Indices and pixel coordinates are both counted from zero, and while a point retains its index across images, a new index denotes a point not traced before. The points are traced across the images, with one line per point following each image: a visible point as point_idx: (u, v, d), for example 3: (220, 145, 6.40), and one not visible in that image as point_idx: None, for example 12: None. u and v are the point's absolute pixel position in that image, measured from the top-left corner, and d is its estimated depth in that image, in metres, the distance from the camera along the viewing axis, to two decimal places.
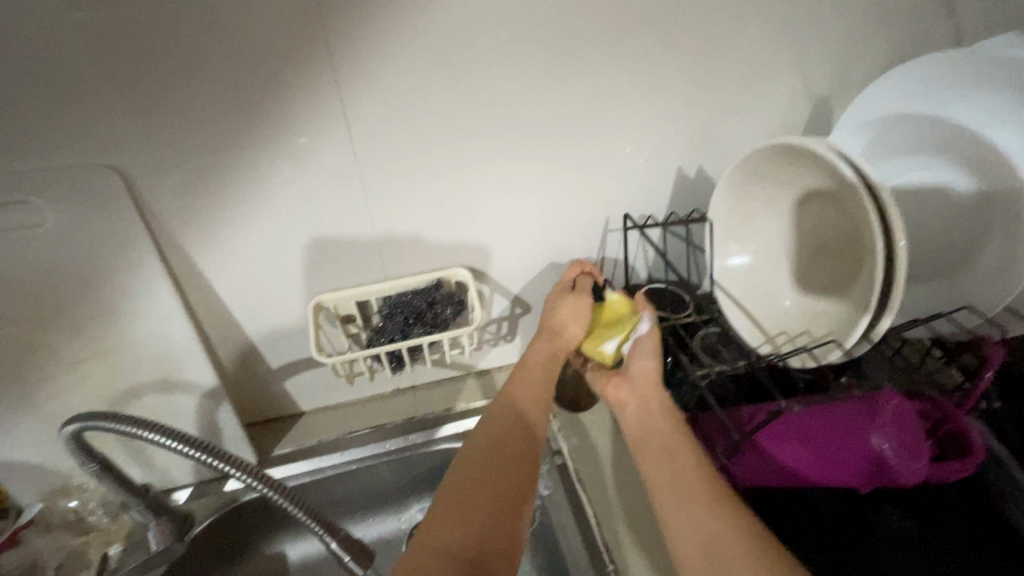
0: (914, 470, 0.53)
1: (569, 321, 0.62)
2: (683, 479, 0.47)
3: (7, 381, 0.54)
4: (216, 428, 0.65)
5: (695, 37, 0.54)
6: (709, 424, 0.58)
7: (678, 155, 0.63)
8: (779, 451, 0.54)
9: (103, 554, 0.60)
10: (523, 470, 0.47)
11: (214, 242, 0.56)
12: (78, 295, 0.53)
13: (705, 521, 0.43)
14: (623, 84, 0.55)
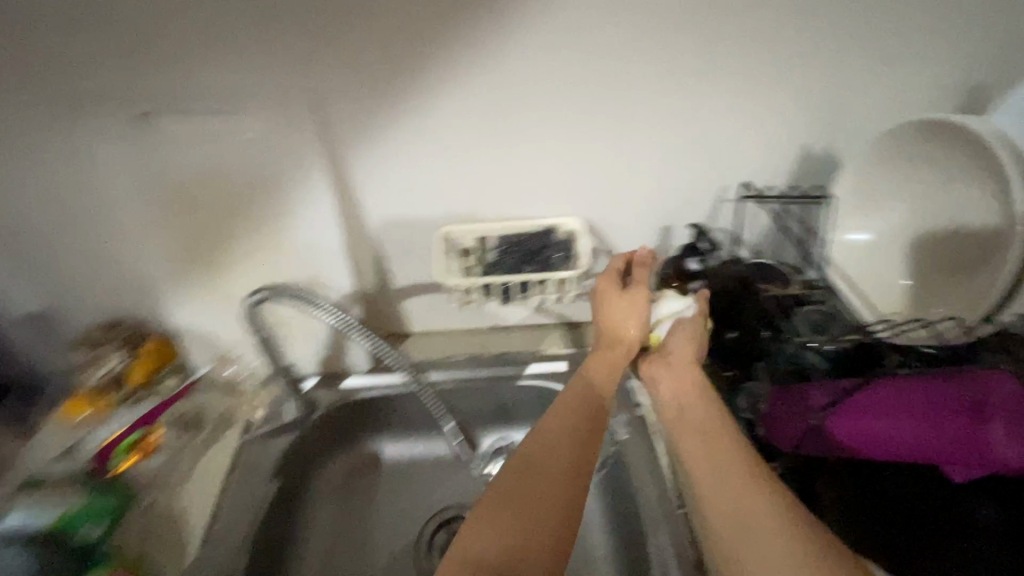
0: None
1: (612, 313, 0.60)
2: (730, 472, 0.45)
3: (201, 256, 0.67)
4: (344, 330, 0.75)
5: (840, 14, 0.57)
6: (799, 397, 0.58)
7: (799, 129, 0.65)
8: (867, 422, 0.53)
9: (248, 415, 0.73)
10: (563, 472, 0.46)
11: (372, 161, 0.64)
12: (260, 194, 0.62)
13: (757, 517, 0.42)
14: (763, 53, 0.59)
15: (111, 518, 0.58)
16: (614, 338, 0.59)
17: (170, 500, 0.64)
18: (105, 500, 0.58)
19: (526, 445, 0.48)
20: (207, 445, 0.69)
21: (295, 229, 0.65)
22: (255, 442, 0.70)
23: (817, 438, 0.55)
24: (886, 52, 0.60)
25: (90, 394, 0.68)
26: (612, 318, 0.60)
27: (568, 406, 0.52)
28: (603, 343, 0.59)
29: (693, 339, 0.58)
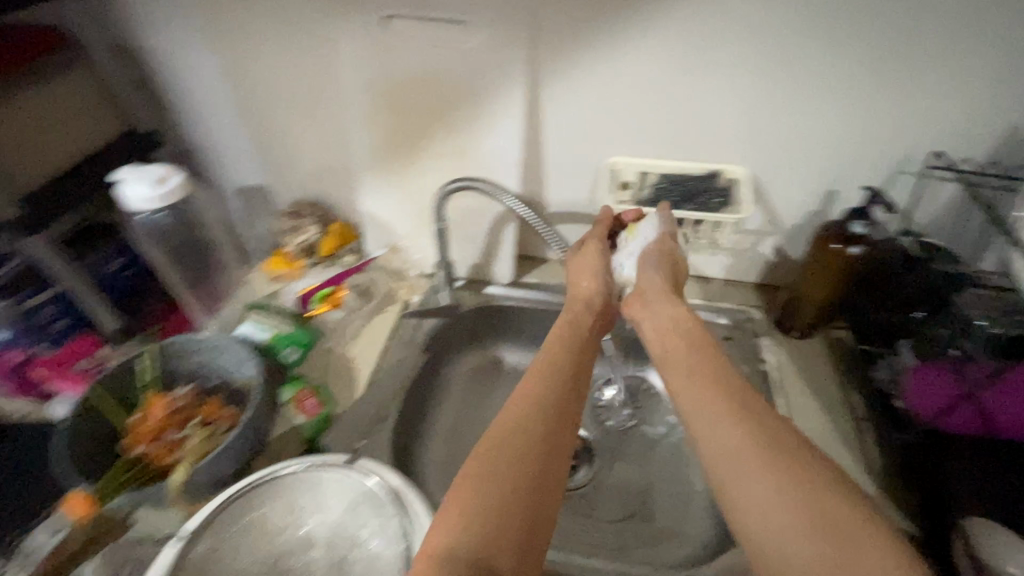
0: None
1: (575, 285, 0.66)
2: (703, 397, 0.46)
3: (398, 154, 0.76)
4: (497, 241, 0.83)
5: None
6: (937, 375, 0.61)
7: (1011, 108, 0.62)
8: (1004, 402, 0.58)
9: (407, 299, 0.84)
10: (529, 438, 0.46)
11: (562, 86, 0.69)
12: (462, 103, 0.70)
13: (730, 439, 0.42)
14: (999, 24, 0.57)
15: (304, 347, 0.71)
16: (581, 300, 0.64)
17: (344, 349, 0.76)
18: (304, 332, 0.71)
19: (495, 424, 0.47)
20: (373, 314, 0.81)
21: (483, 141, 0.73)
22: (414, 317, 0.81)
23: (956, 415, 0.58)
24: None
25: (292, 255, 0.83)
26: (576, 286, 0.66)
27: (533, 375, 0.53)
28: (571, 309, 0.63)
29: (666, 269, 0.62)
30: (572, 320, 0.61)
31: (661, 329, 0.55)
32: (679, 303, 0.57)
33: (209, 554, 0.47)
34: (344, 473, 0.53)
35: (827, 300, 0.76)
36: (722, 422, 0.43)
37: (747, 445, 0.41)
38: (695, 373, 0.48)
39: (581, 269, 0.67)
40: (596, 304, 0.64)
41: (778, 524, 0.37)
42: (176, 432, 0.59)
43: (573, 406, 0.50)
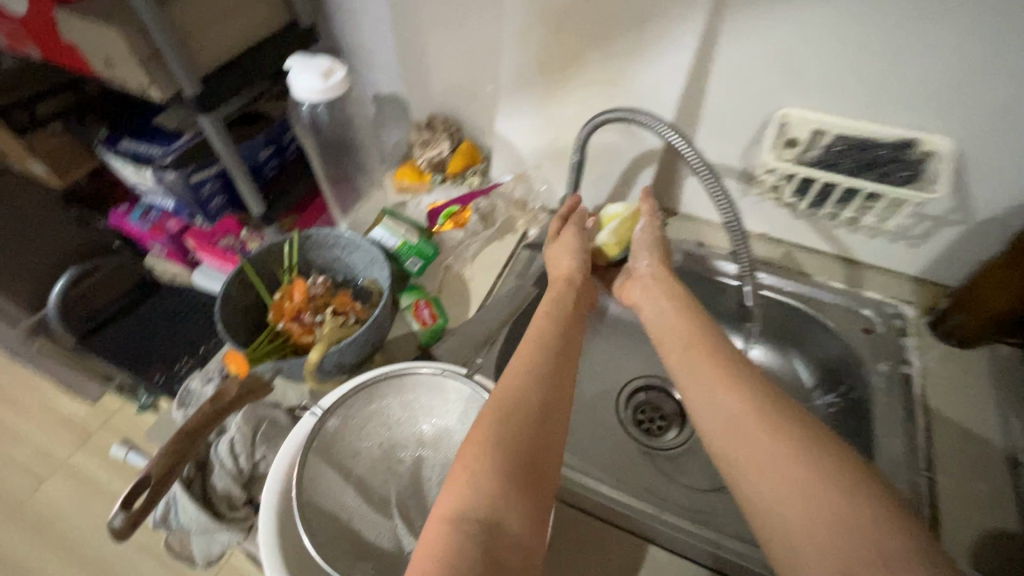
0: None
1: (557, 263, 0.69)
2: (702, 374, 0.51)
3: (546, 75, 0.71)
4: (630, 183, 0.79)
5: None
6: None
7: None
8: None
9: (525, 229, 0.82)
10: (528, 411, 0.47)
11: (751, 16, 0.60)
12: (631, 26, 0.63)
13: (728, 407, 0.47)
14: None
15: (425, 261, 0.74)
16: (566, 278, 0.67)
17: (461, 268, 0.77)
18: (428, 245, 0.74)
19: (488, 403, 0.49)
20: (491, 239, 0.81)
21: (643, 71, 0.66)
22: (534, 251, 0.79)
23: None
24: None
25: (422, 168, 0.85)
26: (562, 262, 0.69)
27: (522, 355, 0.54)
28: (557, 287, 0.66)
29: (659, 250, 0.69)
30: (557, 298, 0.63)
31: (662, 314, 0.61)
32: (672, 282, 0.65)
33: (333, 433, 0.51)
34: (461, 385, 0.53)
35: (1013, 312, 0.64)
36: (718, 392, 0.49)
37: (744, 411, 0.46)
38: (689, 349, 0.54)
39: (563, 250, 0.70)
40: (576, 279, 0.67)
41: (780, 483, 0.41)
42: (312, 316, 0.63)
43: (562, 381, 0.52)
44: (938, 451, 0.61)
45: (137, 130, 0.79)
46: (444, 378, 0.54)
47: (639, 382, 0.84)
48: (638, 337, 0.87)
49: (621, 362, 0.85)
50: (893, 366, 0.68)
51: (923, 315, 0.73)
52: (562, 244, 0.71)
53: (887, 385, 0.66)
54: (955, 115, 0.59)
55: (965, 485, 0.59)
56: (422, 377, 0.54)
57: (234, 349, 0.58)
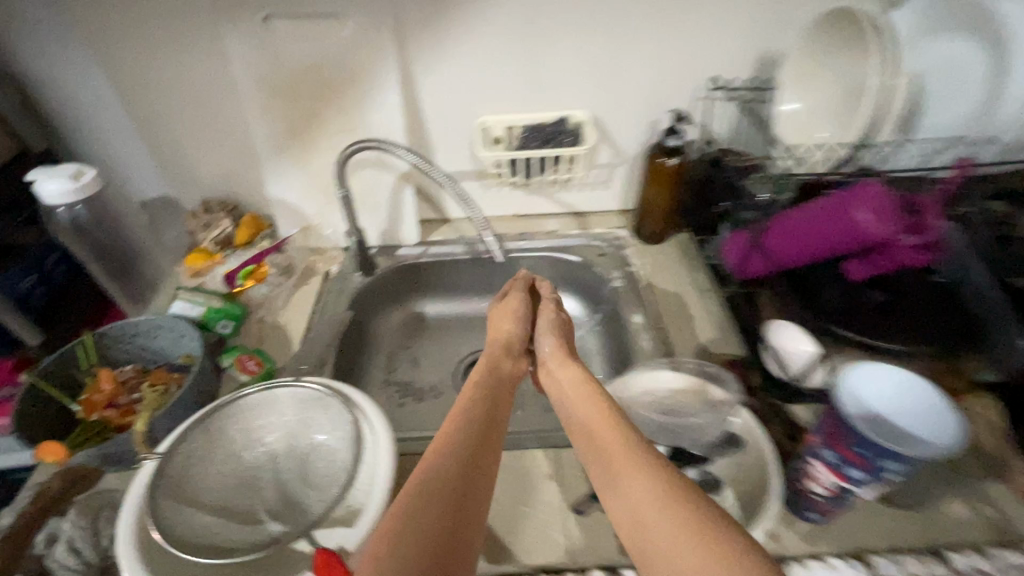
0: (884, 232, 0.63)
1: (499, 327, 0.71)
2: (598, 441, 0.48)
3: (295, 140, 0.85)
4: (399, 205, 0.93)
5: None
6: (730, 240, 0.76)
7: (784, 27, 0.77)
8: (771, 242, 0.71)
9: (327, 269, 0.93)
10: (457, 475, 0.47)
11: (427, 55, 0.81)
12: (345, 85, 0.80)
13: (625, 486, 0.43)
14: None
15: (238, 321, 0.79)
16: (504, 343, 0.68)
17: (274, 318, 0.84)
18: (234, 306, 0.79)
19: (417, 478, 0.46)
20: (297, 286, 0.90)
21: (368, 117, 0.84)
22: (336, 282, 0.91)
23: (737, 266, 0.76)
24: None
25: (210, 249, 0.90)
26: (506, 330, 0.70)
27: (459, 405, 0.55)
28: (493, 350, 0.67)
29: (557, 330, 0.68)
30: (491, 360, 0.64)
31: (565, 390, 0.58)
32: (570, 359, 0.63)
33: (175, 468, 0.54)
34: (292, 391, 0.61)
35: (667, 212, 0.92)
36: (612, 455, 0.46)
37: (647, 484, 0.42)
38: (596, 417, 0.51)
39: (505, 317, 0.72)
40: (512, 345, 0.68)
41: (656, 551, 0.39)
42: (127, 397, 0.65)
43: (491, 445, 0.51)
44: (666, 313, 0.83)
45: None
46: (273, 391, 0.61)
47: (468, 358, 0.97)
48: (458, 327, 1.01)
49: (449, 349, 0.98)
50: (624, 270, 0.92)
51: (635, 234, 0.98)
52: (499, 310, 0.74)
53: (623, 282, 0.90)
54: (582, 92, 0.85)
55: (691, 324, 0.81)
56: (252, 399, 0.60)
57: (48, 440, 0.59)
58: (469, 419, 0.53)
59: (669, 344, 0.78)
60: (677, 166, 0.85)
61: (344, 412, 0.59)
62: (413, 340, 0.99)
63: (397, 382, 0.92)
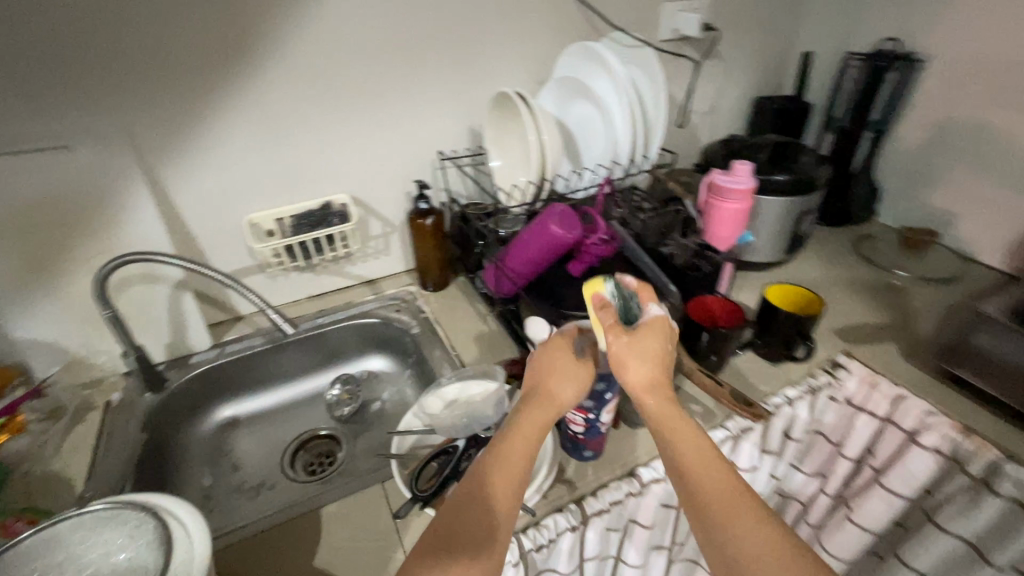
0: (572, 236, 0.86)
1: (567, 354, 0.65)
2: (709, 493, 0.54)
3: (39, 275, 0.81)
4: (181, 314, 0.93)
5: (467, 53, 0.98)
6: (488, 272, 0.96)
7: (478, 110, 1.04)
8: (510, 265, 0.91)
9: (107, 398, 0.87)
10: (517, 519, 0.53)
11: (177, 171, 0.87)
12: (90, 210, 0.81)
13: (741, 543, 0.51)
14: (432, 79, 0.97)
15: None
16: (553, 393, 0.62)
17: (45, 468, 0.76)
18: None
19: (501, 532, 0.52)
20: (71, 426, 0.82)
21: (124, 236, 0.85)
22: (121, 410, 0.86)
23: (499, 290, 0.95)
24: (515, 53, 1.02)
25: None
26: (563, 377, 0.63)
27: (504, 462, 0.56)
28: (565, 387, 0.63)
29: (649, 356, 0.60)
30: (561, 399, 0.62)
31: (667, 434, 0.59)
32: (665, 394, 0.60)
33: None
34: (73, 519, 0.57)
35: (440, 260, 1.09)
36: (725, 511, 0.53)
37: (755, 538, 0.51)
38: (701, 470, 0.56)
39: (567, 359, 0.64)
40: (581, 380, 0.64)
41: None
42: None
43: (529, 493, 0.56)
44: (458, 341, 0.98)
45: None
46: (52, 527, 0.56)
47: (293, 443, 0.98)
48: (277, 417, 1.01)
49: (272, 442, 0.98)
50: (419, 317, 1.05)
51: (422, 286, 1.12)
52: (555, 344, 0.66)
53: (420, 327, 1.03)
54: (338, 179, 1.00)
55: (479, 345, 0.96)
56: (25, 544, 0.55)
57: None
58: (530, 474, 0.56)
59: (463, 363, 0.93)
60: (432, 223, 1.04)
61: (137, 519, 0.57)
62: (229, 444, 0.96)
63: (219, 492, 0.88)
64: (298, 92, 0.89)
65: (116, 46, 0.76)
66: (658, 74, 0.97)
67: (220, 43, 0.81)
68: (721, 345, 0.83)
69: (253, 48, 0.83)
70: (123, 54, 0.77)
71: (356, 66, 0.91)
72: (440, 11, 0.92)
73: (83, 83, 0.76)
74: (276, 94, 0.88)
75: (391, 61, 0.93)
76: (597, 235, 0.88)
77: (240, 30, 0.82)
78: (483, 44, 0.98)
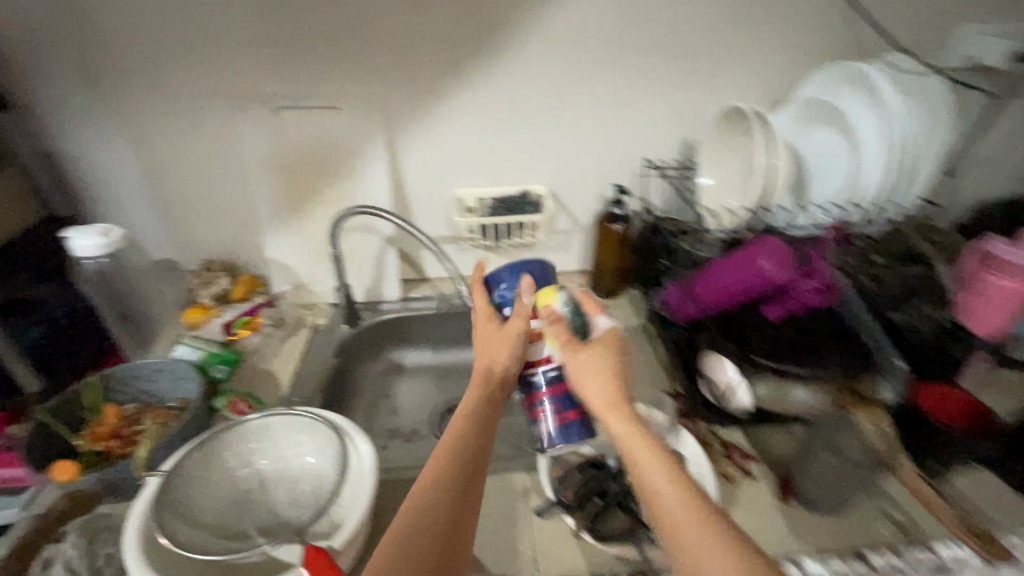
0: (782, 275, 0.77)
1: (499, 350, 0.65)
2: (666, 502, 0.50)
3: (294, 209, 0.98)
4: (383, 264, 1.05)
5: (701, 60, 0.92)
6: (670, 291, 0.92)
7: (695, 123, 0.98)
8: (699, 290, 0.86)
9: (316, 322, 1.03)
10: (461, 475, 0.55)
11: (410, 139, 0.97)
12: (339, 163, 0.95)
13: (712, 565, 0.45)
14: (658, 85, 0.94)
15: (231, 366, 0.86)
16: (499, 377, 0.64)
17: (264, 365, 0.92)
18: (230, 351, 0.87)
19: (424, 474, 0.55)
20: (287, 338, 0.99)
21: (359, 190, 0.98)
22: (325, 335, 1.00)
23: (676, 312, 0.90)
24: (752, 66, 0.93)
25: (208, 305, 0.99)
26: (497, 353, 0.64)
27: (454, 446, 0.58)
28: (490, 381, 0.64)
29: (614, 371, 0.62)
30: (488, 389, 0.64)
31: (628, 446, 0.56)
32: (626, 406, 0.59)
33: (178, 479, 0.60)
34: (284, 417, 0.68)
35: (619, 269, 1.06)
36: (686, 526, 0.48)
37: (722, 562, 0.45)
38: (661, 477, 0.52)
39: (501, 341, 0.65)
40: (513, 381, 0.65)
41: None
42: (131, 428, 0.70)
43: (483, 467, 0.57)
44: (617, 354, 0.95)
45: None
46: (262, 419, 0.67)
47: (444, 406, 1.04)
48: (435, 377, 1.09)
49: (426, 398, 1.05)
50: None
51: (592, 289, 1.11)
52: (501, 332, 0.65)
53: None
54: (541, 171, 1.03)
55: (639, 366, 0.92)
56: (252, 425, 0.67)
57: (61, 460, 0.63)
58: (477, 446, 0.58)
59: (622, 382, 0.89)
60: (621, 231, 1.01)
61: (329, 433, 0.66)
62: (393, 389, 1.06)
63: (378, 428, 0.98)
64: (525, 82, 0.93)
65: (391, 27, 0.87)
66: (937, 109, 0.82)
67: (471, 31, 0.88)
68: (948, 447, 0.69)
69: (495, 38, 0.89)
70: (393, 34, 0.87)
71: (583, 64, 0.92)
72: (680, 17, 0.88)
73: (357, 57, 0.88)
74: (506, 81, 0.93)
75: (618, 62, 0.92)
76: (810, 281, 0.78)
77: (488, 20, 0.87)
78: (718, 54, 0.92)
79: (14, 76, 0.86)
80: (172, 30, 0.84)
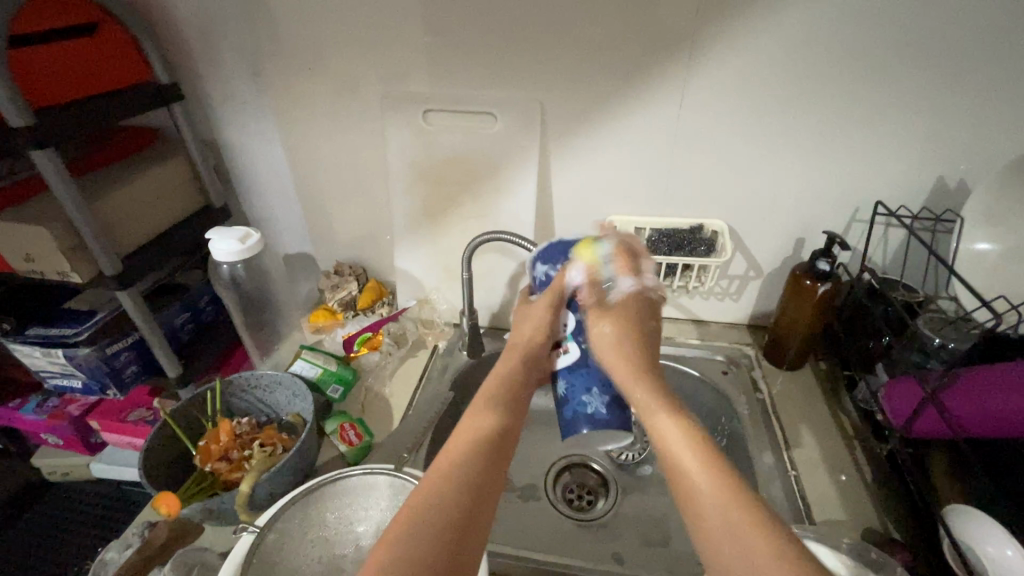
0: None
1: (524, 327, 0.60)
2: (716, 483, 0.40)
3: (432, 219, 0.90)
4: (515, 290, 0.93)
5: (991, 75, 0.66)
6: (901, 390, 0.63)
7: (952, 157, 0.73)
8: (966, 407, 0.58)
9: (436, 343, 0.95)
10: (483, 453, 0.46)
11: (569, 151, 0.83)
12: (486, 174, 0.85)
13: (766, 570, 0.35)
14: (912, 104, 0.70)
15: (346, 386, 0.81)
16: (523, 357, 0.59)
17: (380, 387, 0.86)
18: (347, 370, 0.82)
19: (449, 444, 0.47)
20: (406, 357, 0.92)
21: (503, 205, 0.87)
22: (444, 360, 0.91)
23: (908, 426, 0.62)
24: None
25: (334, 309, 0.97)
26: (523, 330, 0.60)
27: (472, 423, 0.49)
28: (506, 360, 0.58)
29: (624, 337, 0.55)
30: (504, 375, 0.56)
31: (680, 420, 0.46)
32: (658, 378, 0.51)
33: (278, 541, 0.53)
34: (390, 479, 0.59)
35: (809, 335, 0.83)
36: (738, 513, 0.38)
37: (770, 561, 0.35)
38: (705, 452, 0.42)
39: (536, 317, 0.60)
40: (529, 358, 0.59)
41: None
42: (240, 452, 0.67)
43: (507, 453, 0.48)
44: (798, 452, 0.73)
45: (32, 317, 0.83)
46: (363, 475, 0.59)
47: (562, 463, 0.90)
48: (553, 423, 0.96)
49: (541, 449, 0.92)
50: (752, 395, 0.81)
51: (762, 351, 0.89)
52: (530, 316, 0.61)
53: (750, 411, 0.79)
54: (722, 203, 0.83)
55: (829, 479, 0.69)
56: (354, 480, 0.59)
57: (163, 490, 0.59)
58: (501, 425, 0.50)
59: (812, 520, 0.64)
60: (826, 292, 0.77)
61: None
62: None
63: None
64: (727, 91, 0.73)
65: (570, 20, 0.71)
66: None
67: (670, 24, 0.69)
68: None
69: (697, 36, 0.70)
70: (568, 30, 0.72)
71: (811, 71, 0.70)
72: (970, 8, 0.62)
73: (524, 56, 0.75)
74: (700, 90, 0.73)
75: (861, 71, 0.69)
76: None
77: (695, 12, 0.68)
78: (1013, 64, 0.65)
79: (186, 67, 0.86)
80: (329, 23, 0.77)
